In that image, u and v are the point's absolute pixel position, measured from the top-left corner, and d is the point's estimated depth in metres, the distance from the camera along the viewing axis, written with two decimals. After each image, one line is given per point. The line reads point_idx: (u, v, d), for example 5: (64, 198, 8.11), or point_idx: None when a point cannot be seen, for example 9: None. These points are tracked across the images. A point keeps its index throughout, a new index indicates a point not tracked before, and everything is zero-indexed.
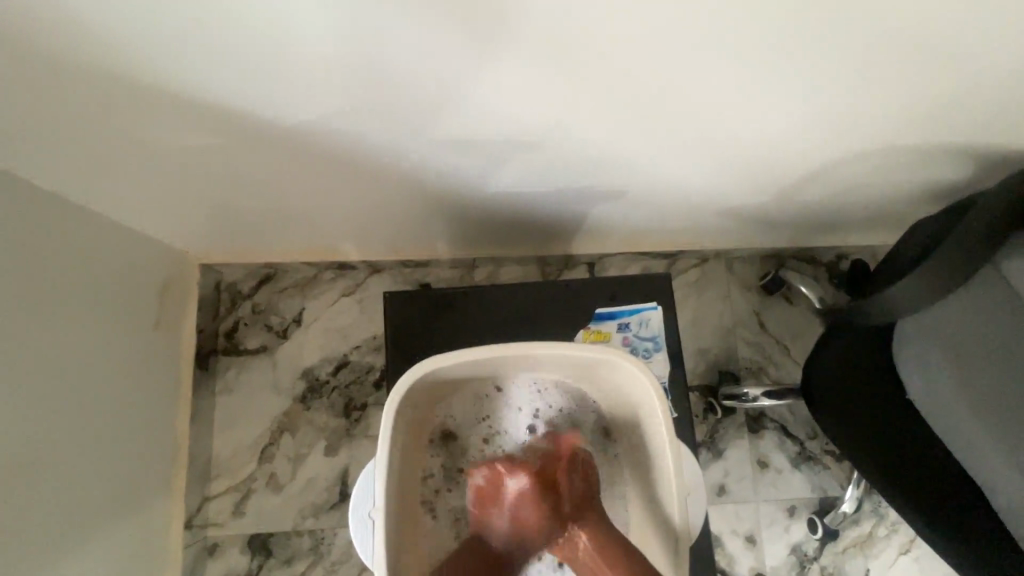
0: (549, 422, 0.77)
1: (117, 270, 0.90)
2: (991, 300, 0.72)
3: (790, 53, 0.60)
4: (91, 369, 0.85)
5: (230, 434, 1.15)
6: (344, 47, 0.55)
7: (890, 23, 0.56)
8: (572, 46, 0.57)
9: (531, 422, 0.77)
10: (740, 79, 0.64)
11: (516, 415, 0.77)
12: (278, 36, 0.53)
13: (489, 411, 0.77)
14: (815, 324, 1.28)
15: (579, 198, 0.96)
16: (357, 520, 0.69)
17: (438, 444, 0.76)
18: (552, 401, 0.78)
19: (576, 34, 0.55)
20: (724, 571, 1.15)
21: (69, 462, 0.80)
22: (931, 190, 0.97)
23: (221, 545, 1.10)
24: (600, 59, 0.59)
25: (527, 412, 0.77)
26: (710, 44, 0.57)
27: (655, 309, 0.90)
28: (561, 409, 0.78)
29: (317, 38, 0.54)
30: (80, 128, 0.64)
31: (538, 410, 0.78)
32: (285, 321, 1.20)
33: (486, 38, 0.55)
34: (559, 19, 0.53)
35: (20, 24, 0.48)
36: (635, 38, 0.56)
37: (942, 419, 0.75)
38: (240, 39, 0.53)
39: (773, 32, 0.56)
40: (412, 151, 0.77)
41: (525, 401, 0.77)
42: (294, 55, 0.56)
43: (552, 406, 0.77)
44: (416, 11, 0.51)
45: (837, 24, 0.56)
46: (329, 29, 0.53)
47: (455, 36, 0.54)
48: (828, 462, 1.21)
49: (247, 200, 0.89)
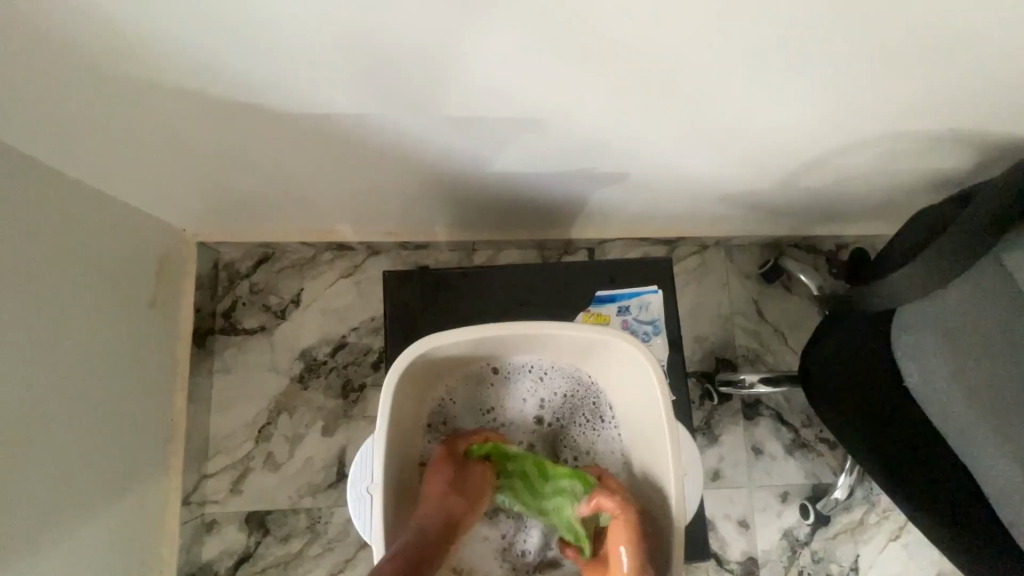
0: (554, 408, 0.79)
1: (113, 247, 0.89)
2: (992, 290, 0.72)
3: (785, 46, 0.60)
4: (89, 347, 0.85)
5: (227, 414, 1.15)
6: (349, 39, 0.56)
7: (880, 20, 0.57)
8: (574, 39, 0.58)
9: (537, 414, 0.79)
10: (734, 72, 0.65)
11: (522, 407, 0.79)
12: (285, 27, 0.54)
13: (493, 402, 0.79)
14: (814, 313, 1.28)
15: (579, 183, 0.96)
16: (354, 496, 0.69)
17: (439, 428, 0.77)
18: (554, 390, 0.79)
19: (573, 25, 0.56)
20: (716, 554, 1.16)
21: (66, 439, 0.80)
22: (931, 180, 0.98)
23: (219, 522, 1.11)
24: (598, 51, 0.60)
25: (533, 403, 0.79)
26: (707, 37, 0.58)
27: (655, 293, 0.90)
28: (564, 400, 0.79)
29: (323, 30, 0.55)
30: (79, 109, 0.64)
31: (542, 398, 0.79)
32: (283, 301, 1.20)
33: (489, 29, 0.56)
34: (564, 13, 0.54)
35: (26, 10, 0.48)
36: (633, 36, 0.58)
37: (933, 406, 0.77)
38: (241, 28, 0.54)
39: (767, 28, 0.57)
40: (411, 135, 0.77)
41: (529, 391, 0.79)
42: (295, 43, 0.57)
43: (555, 396, 0.78)
44: (420, 7, 0.52)
45: (833, 24, 0.57)
46: (336, 21, 0.54)
47: (453, 27, 0.55)
48: (821, 450, 1.22)
49: (246, 180, 0.89)
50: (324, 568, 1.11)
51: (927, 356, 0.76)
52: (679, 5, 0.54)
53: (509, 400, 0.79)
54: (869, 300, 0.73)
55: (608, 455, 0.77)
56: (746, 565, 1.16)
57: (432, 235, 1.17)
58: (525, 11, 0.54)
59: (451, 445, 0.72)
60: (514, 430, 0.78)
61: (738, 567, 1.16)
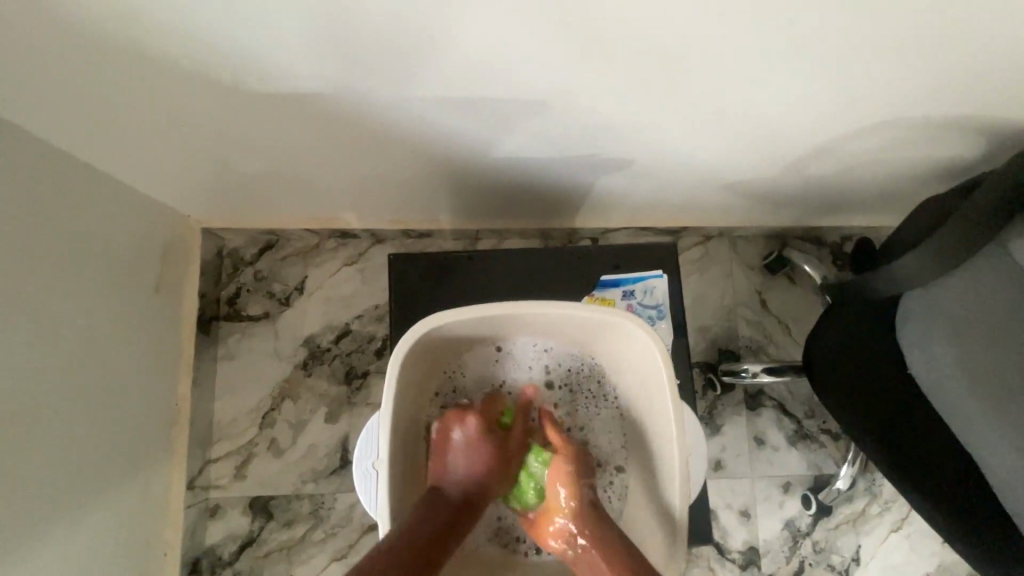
0: (556, 377, 0.79)
1: (119, 232, 0.89)
2: (997, 277, 0.72)
3: (786, 40, 0.61)
4: (97, 331, 0.85)
5: (231, 400, 1.16)
6: (356, 30, 0.57)
7: (881, 14, 0.58)
8: (579, 30, 0.59)
9: (539, 382, 0.79)
10: (732, 70, 0.67)
11: (522, 375, 0.79)
12: (293, 17, 0.55)
13: (499, 373, 0.79)
14: (818, 303, 1.28)
15: (584, 171, 0.96)
16: (360, 473, 0.70)
17: (447, 397, 0.77)
18: (558, 361, 0.79)
19: (576, 21, 0.57)
20: (717, 544, 1.17)
21: (71, 423, 0.80)
22: (936, 169, 0.97)
23: (223, 507, 1.12)
24: (603, 41, 0.61)
25: (534, 371, 0.79)
26: (707, 32, 0.59)
27: (659, 278, 0.90)
28: (567, 370, 0.79)
29: (328, 20, 0.56)
30: (87, 91, 0.64)
31: (547, 368, 0.79)
32: (287, 289, 1.21)
33: (495, 20, 0.57)
34: (569, 5, 0.55)
35: None
36: (637, 26, 0.58)
37: (938, 394, 0.76)
38: (249, 20, 0.55)
39: (767, 23, 0.58)
40: (418, 121, 0.78)
41: (532, 360, 0.79)
42: (300, 36, 0.58)
43: (558, 365, 0.79)
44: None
45: (833, 18, 0.58)
46: (341, 11, 0.55)
47: (455, 17, 0.56)
48: (824, 441, 1.22)
49: (251, 166, 0.89)
50: (326, 554, 1.12)
51: (931, 344, 0.75)
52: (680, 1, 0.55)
53: (516, 371, 0.79)
54: (874, 288, 0.73)
55: (604, 434, 0.78)
56: (748, 555, 1.17)
57: (437, 224, 1.17)
58: (526, 5, 0.55)
59: (486, 418, 0.71)
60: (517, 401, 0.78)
61: (739, 557, 1.16)
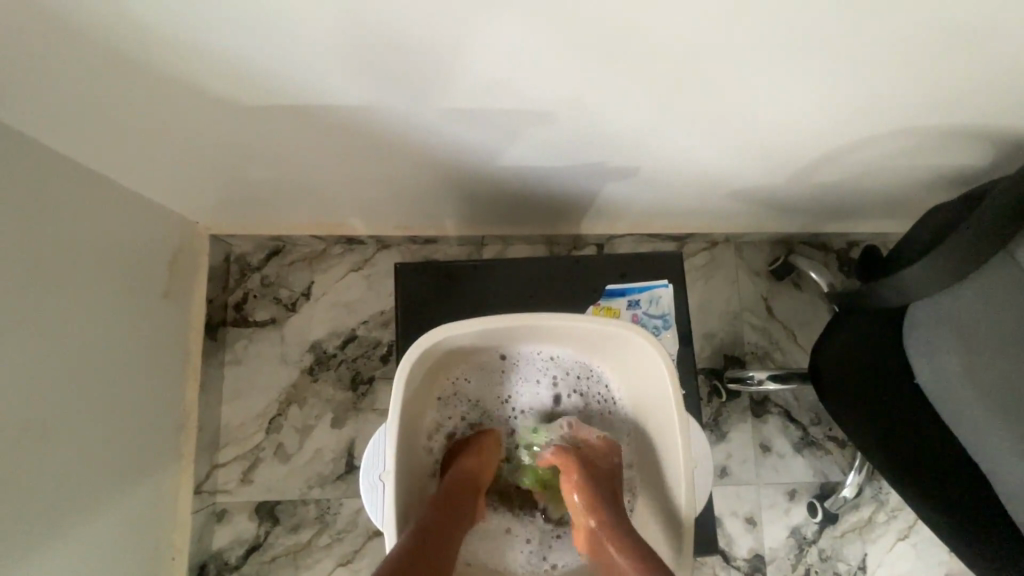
0: (564, 388, 0.81)
1: (127, 238, 0.90)
2: (1000, 288, 0.70)
3: (790, 42, 0.60)
4: (105, 336, 0.86)
5: (238, 405, 1.17)
6: (358, 36, 0.57)
7: (885, 19, 0.58)
8: (580, 33, 0.58)
9: (551, 391, 0.81)
10: (737, 74, 0.66)
11: (533, 385, 0.81)
12: (291, 23, 0.55)
13: (506, 382, 0.81)
14: (825, 311, 1.27)
15: (591, 177, 0.96)
16: (367, 485, 0.70)
17: (448, 402, 0.80)
18: (564, 371, 0.81)
19: (578, 24, 0.57)
20: (722, 551, 1.17)
21: (78, 430, 0.80)
22: (945, 176, 0.96)
23: (231, 511, 1.13)
24: (604, 46, 0.60)
25: (545, 382, 0.81)
26: (710, 34, 0.59)
27: (665, 287, 0.90)
28: (577, 378, 0.81)
29: (327, 27, 0.56)
30: (94, 100, 0.65)
31: (555, 379, 0.81)
32: (293, 294, 1.21)
33: (497, 22, 0.56)
34: (569, 9, 0.54)
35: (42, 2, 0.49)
36: (638, 31, 0.58)
37: (947, 406, 0.76)
38: (250, 28, 0.55)
39: (771, 26, 0.58)
40: (424, 130, 0.78)
41: (541, 371, 0.81)
42: (298, 40, 0.57)
43: (566, 374, 0.81)
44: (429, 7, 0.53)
45: (837, 22, 0.58)
46: (343, 19, 0.55)
47: (457, 23, 0.56)
48: (830, 448, 1.22)
49: (258, 174, 0.90)
50: (331, 559, 1.12)
51: (938, 354, 0.75)
52: (680, 6, 0.54)
53: (522, 384, 0.81)
54: (880, 296, 0.73)
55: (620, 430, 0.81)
56: (753, 562, 1.16)
57: (443, 229, 1.17)
58: (527, 9, 0.54)
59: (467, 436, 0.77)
60: (531, 408, 0.81)
61: (744, 564, 1.16)
